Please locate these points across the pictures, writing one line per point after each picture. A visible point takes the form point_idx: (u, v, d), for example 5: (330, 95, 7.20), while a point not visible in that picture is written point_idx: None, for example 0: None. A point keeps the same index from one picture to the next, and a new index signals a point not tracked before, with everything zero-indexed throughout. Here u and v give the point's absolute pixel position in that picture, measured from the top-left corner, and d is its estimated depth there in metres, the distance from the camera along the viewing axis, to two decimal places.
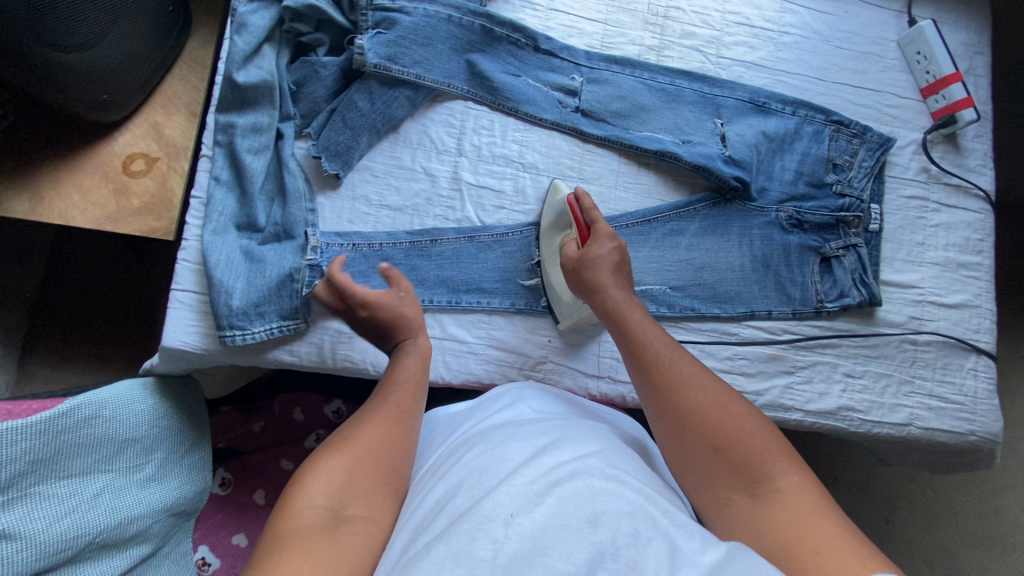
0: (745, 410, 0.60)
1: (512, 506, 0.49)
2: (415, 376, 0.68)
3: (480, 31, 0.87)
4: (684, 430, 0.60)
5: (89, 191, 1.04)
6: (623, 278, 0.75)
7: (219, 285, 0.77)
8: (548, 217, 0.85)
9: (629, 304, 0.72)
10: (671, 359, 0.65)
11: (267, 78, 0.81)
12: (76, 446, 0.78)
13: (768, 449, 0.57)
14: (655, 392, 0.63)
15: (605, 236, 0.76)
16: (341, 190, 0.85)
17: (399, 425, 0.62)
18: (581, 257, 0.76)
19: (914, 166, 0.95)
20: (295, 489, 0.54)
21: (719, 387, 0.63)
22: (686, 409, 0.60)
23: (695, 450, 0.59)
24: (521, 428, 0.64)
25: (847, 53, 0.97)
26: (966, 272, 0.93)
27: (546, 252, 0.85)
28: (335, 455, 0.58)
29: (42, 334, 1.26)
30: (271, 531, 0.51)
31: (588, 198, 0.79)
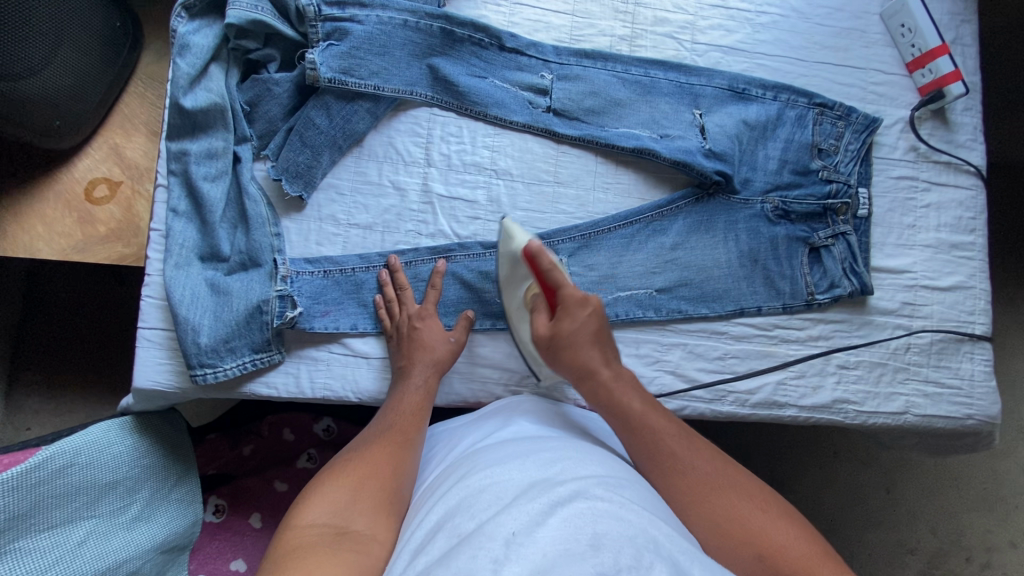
0: (775, 512, 0.60)
1: (515, 525, 0.47)
2: (417, 406, 0.72)
3: (440, 34, 0.82)
4: (707, 518, 0.59)
5: (52, 222, 1.00)
6: (604, 346, 0.74)
7: (185, 322, 0.74)
8: (503, 273, 0.81)
9: (628, 390, 0.71)
10: (696, 457, 0.64)
11: (218, 100, 0.77)
12: (52, 498, 0.75)
13: (802, 550, 0.56)
14: (669, 483, 0.63)
15: (575, 305, 0.74)
16: (307, 211, 0.82)
17: (401, 450, 0.65)
18: (559, 334, 0.73)
19: (902, 146, 0.91)
20: (297, 513, 0.56)
21: (738, 478, 0.63)
22: (706, 503, 0.60)
23: (722, 539, 0.57)
24: (522, 448, 0.62)
25: (828, 30, 0.92)
26: (959, 253, 0.90)
27: (509, 310, 0.81)
28: (340, 481, 0.59)
29: (23, 369, 1.23)
30: (272, 552, 0.51)
31: (546, 256, 0.74)
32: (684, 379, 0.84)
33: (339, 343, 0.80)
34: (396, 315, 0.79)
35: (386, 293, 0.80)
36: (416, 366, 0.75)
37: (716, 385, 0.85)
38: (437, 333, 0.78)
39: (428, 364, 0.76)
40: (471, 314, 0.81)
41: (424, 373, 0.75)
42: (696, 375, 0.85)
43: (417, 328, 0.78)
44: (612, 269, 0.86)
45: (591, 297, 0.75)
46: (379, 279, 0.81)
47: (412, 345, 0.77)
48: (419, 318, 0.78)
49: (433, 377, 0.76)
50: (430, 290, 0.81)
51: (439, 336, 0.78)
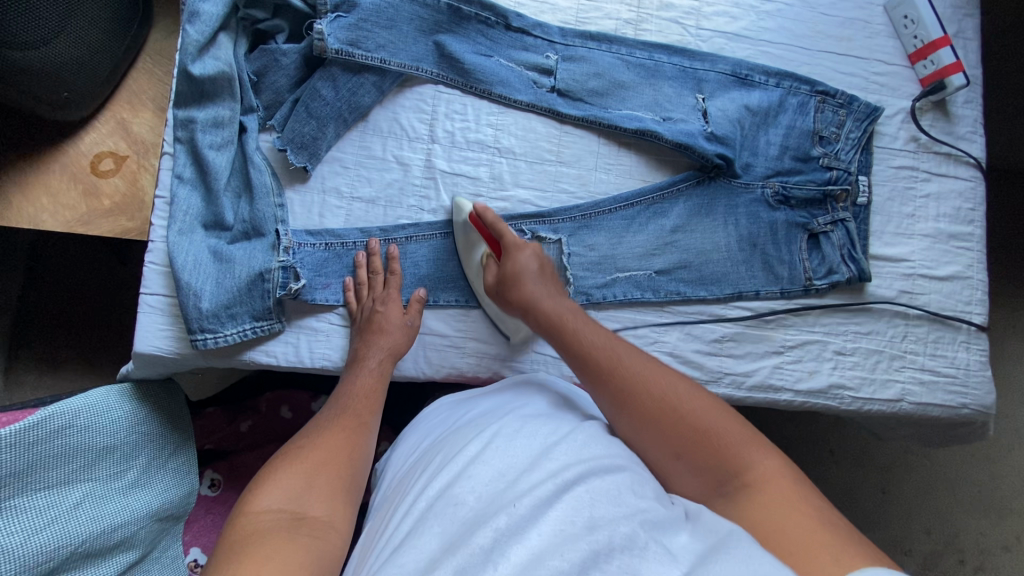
0: (703, 396, 0.61)
1: (516, 508, 0.47)
2: (370, 389, 0.72)
3: (447, 11, 0.83)
4: (641, 416, 0.60)
5: (57, 193, 1.00)
6: (549, 281, 0.78)
7: (187, 287, 0.74)
8: (459, 235, 0.83)
9: (570, 314, 0.73)
10: (625, 352, 0.66)
11: (225, 69, 0.77)
12: (52, 457, 0.76)
13: (732, 437, 0.57)
14: (600, 388, 0.64)
15: (522, 245, 0.79)
16: (311, 183, 0.83)
17: (355, 433, 0.65)
18: (507, 273, 0.77)
19: (903, 136, 0.92)
20: (251, 499, 0.54)
21: (664, 370, 0.64)
22: (642, 404, 0.60)
23: (657, 441, 0.59)
24: (508, 420, 0.61)
25: (831, 20, 0.93)
26: (957, 243, 0.91)
27: (469, 277, 0.83)
28: (294, 465, 0.59)
29: (25, 343, 1.24)
30: (225, 540, 0.50)
31: (491, 213, 0.80)
32: (681, 360, 0.85)
33: (338, 314, 0.81)
34: (363, 297, 0.80)
35: (358, 275, 0.81)
36: (370, 350, 0.76)
37: (712, 367, 0.85)
38: (396, 317, 0.78)
39: (385, 348, 0.76)
40: (422, 292, 0.82)
41: (378, 356, 0.75)
42: (693, 357, 0.85)
43: (378, 310, 0.78)
44: (612, 249, 0.87)
45: (538, 245, 0.81)
46: (355, 261, 0.81)
47: (371, 329, 0.77)
48: (380, 300, 0.79)
49: (387, 359, 0.76)
50: (390, 275, 0.81)
51: (398, 319, 0.78)
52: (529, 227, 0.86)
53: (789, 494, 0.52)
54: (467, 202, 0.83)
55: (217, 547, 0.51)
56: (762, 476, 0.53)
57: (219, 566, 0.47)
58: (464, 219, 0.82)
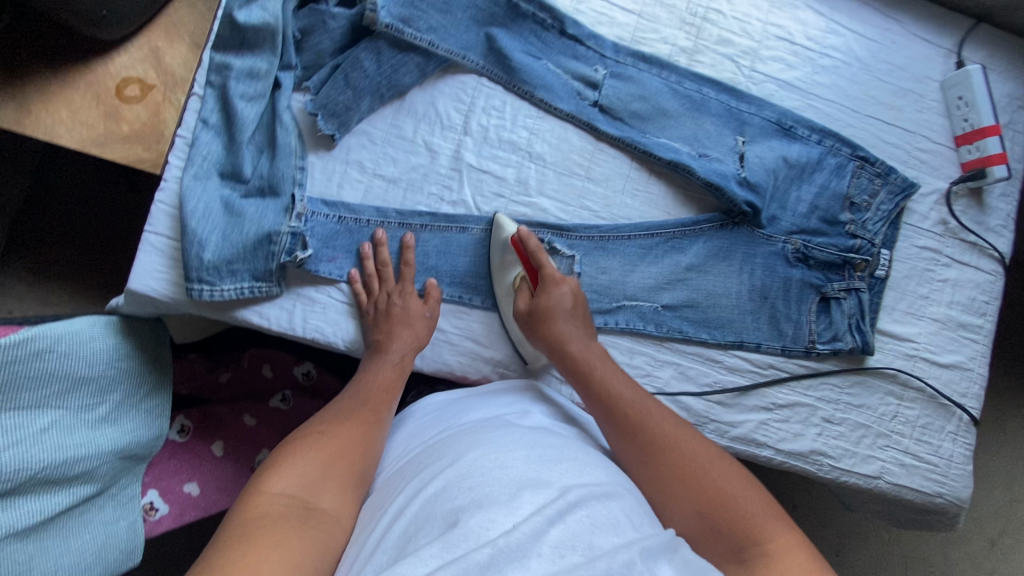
0: (730, 465, 0.61)
1: (517, 523, 0.45)
2: (389, 382, 0.71)
3: (505, 5, 0.82)
4: (664, 477, 0.60)
5: (77, 110, 0.98)
6: (579, 323, 0.78)
7: (192, 235, 0.73)
8: (494, 257, 0.82)
9: (598, 362, 0.74)
10: (654, 411, 0.66)
11: (270, 21, 0.76)
12: (27, 378, 0.75)
13: (755, 506, 0.56)
14: (626, 442, 0.64)
15: (557, 280, 0.78)
16: (336, 152, 0.81)
17: (372, 428, 0.65)
18: (541, 306, 0.76)
19: (933, 217, 0.91)
20: (264, 479, 0.55)
21: (694, 438, 0.64)
22: (663, 462, 0.61)
23: (677, 502, 0.58)
24: (516, 434, 0.60)
25: (885, 86, 0.91)
26: (965, 333, 0.90)
27: (498, 300, 0.82)
28: (311, 450, 0.59)
29: (18, 251, 1.22)
30: (236, 516, 0.50)
31: (533, 240, 0.79)
32: (670, 399, 0.84)
33: (338, 288, 0.80)
34: (375, 292, 0.79)
35: (366, 266, 0.79)
36: (393, 341, 0.75)
37: (699, 411, 0.85)
38: (416, 310, 0.78)
39: (408, 341, 0.76)
40: (435, 284, 0.81)
41: (401, 349, 0.75)
42: (683, 398, 0.85)
43: (396, 303, 0.77)
44: (623, 275, 0.86)
45: (570, 279, 0.80)
46: (361, 252, 0.79)
47: (391, 319, 0.76)
48: (396, 294, 0.77)
49: (410, 355, 0.76)
50: (405, 266, 0.80)
51: (417, 312, 0.78)
52: (545, 237, 0.84)
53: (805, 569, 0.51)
54: (507, 220, 0.82)
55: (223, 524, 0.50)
56: (781, 547, 0.53)
57: (226, 544, 0.46)
58: (504, 239, 0.81)
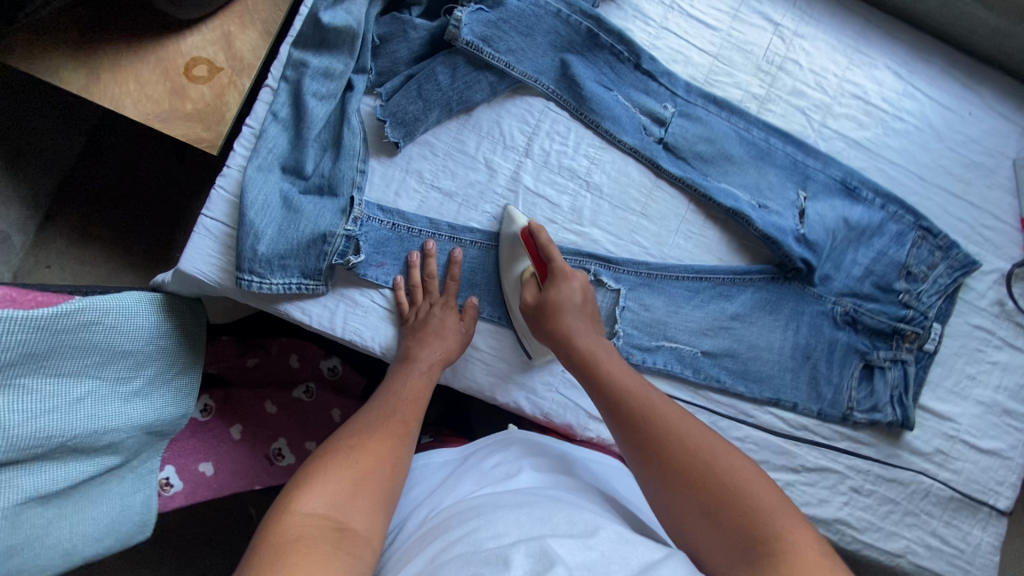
0: (737, 457, 0.57)
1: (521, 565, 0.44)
2: (418, 393, 0.71)
3: (584, 34, 0.82)
4: (667, 477, 0.56)
5: (145, 84, 1.00)
6: (588, 319, 0.75)
7: (250, 226, 0.74)
8: (505, 250, 0.81)
9: (606, 355, 0.70)
10: (659, 405, 0.63)
11: (353, 25, 0.77)
12: (70, 347, 0.75)
13: (768, 504, 0.52)
14: (630, 439, 0.61)
15: (568, 275, 0.75)
16: (397, 159, 0.82)
17: (401, 443, 0.63)
18: (547, 301, 0.74)
19: (990, 296, 0.88)
20: (294, 498, 0.54)
21: (702, 429, 0.60)
22: (667, 457, 0.57)
23: (682, 500, 0.55)
24: (513, 497, 0.58)
25: (957, 158, 0.89)
26: (1011, 420, 0.86)
27: (505, 291, 0.81)
28: (340, 467, 0.58)
29: (63, 210, 1.23)
30: (268, 536, 0.49)
31: (543, 233, 0.77)
32: None
33: (382, 295, 0.80)
34: (418, 301, 0.79)
35: (410, 276, 0.80)
36: (424, 351, 0.75)
37: None
38: (453, 324, 0.78)
39: (437, 352, 0.75)
40: (475, 301, 0.81)
41: (430, 358, 0.74)
42: None
43: (435, 314, 0.77)
44: (666, 316, 0.85)
45: (585, 278, 0.77)
46: (409, 260, 0.80)
47: (427, 333, 0.76)
48: (438, 306, 0.78)
49: (438, 364, 0.75)
50: (450, 281, 0.80)
51: (454, 326, 0.78)
52: (593, 268, 0.83)
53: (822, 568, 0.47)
54: (521, 215, 0.81)
55: (253, 545, 0.49)
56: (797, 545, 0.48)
57: (260, 567, 0.46)
58: (515, 232, 0.80)
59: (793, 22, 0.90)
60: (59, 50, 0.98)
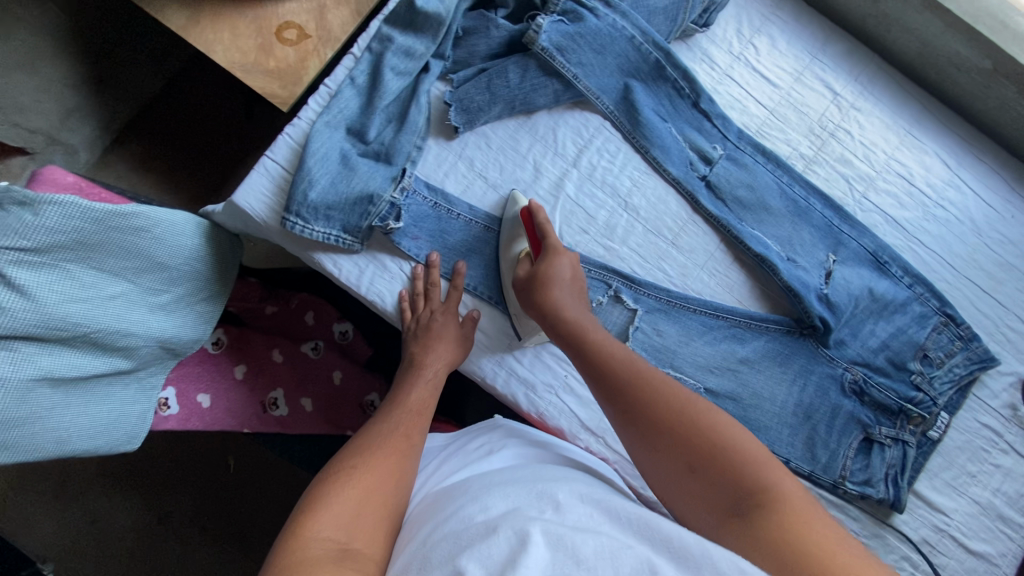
0: (721, 416, 0.59)
1: (507, 533, 0.44)
2: (422, 406, 0.72)
3: (652, 64, 0.86)
4: (657, 445, 0.58)
5: (238, 35, 1.07)
6: (577, 294, 0.77)
7: (307, 172, 0.79)
8: (504, 226, 0.84)
9: (593, 327, 0.72)
10: (643, 373, 0.64)
11: (442, 14, 0.82)
12: (119, 246, 0.79)
13: (755, 458, 0.54)
14: (617, 407, 0.63)
15: (558, 250, 0.78)
16: (453, 143, 0.87)
17: (403, 457, 0.64)
18: (537, 275, 0.76)
19: (1003, 398, 0.87)
20: (300, 523, 0.53)
21: (685, 393, 0.62)
22: (654, 422, 0.59)
23: (671, 461, 0.57)
24: (496, 475, 0.59)
25: (991, 255, 0.90)
26: (1004, 527, 0.84)
27: (502, 268, 0.84)
28: (345, 490, 0.57)
29: (131, 137, 1.32)
30: (277, 563, 0.49)
31: (540, 212, 0.79)
32: None
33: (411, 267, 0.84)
34: (419, 309, 0.81)
35: (414, 286, 0.82)
36: (430, 362, 0.77)
37: None
38: (454, 332, 0.80)
39: (440, 359, 0.77)
40: (475, 314, 0.82)
41: (433, 369, 0.77)
42: None
43: (436, 320, 0.79)
44: (676, 345, 0.86)
45: (574, 254, 0.79)
46: (413, 272, 0.82)
47: (427, 337, 0.78)
48: (439, 313, 0.80)
49: (440, 376, 0.77)
50: (453, 290, 0.82)
51: (455, 338, 0.80)
52: (615, 284, 0.86)
53: (811, 515, 0.49)
54: (522, 197, 0.85)
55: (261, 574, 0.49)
56: (784, 494, 0.51)
57: None
58: (516, 212, 0.83)
59: (852, 94, 0.94)
60: None
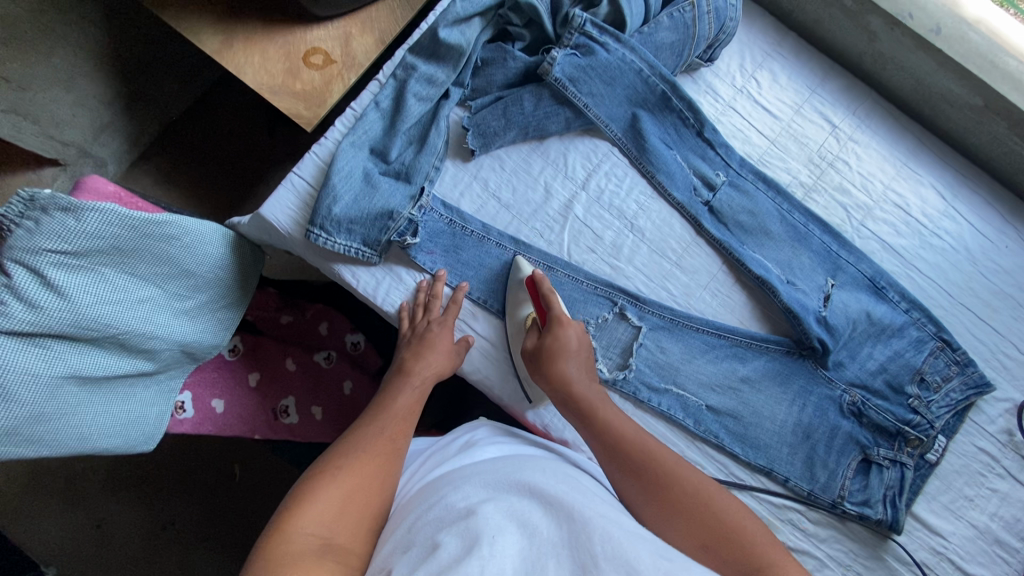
0: (727, 499, 0.62)
1: (483, 528, 0.49)
2: (409, 410, 0.75)
3: (659, 95, 0.91)
4: (672, 520, 0.61)
5: (268, 60, 1.14)
6: (586, 366, 0.79)
7: (331, 188, 0.83)
8: (509, 297, 0.86)
9: (598, 399, 0.74)
10: (654, 450, 0.67)
11: (463, 45, 0.88)
12: (151, 253, 0.84)
13: (764, 542, 0.57)
14: (631, 480, 0.65)
15: (568, 323, 0.80)
16: (470, 165, 0.92)
17: (388, 457, 0.66)
18: (545, 347, 0.78)
19: (1000, 423, 0.88)
20: (286, 517, 0.57)
21: (695, 474, 0.65)
22: (669, 500, 0.62)
23: (684, 538, 0.59)
24: (480, 466, 0.63)
25: (986, 283, 0.93)
26: (1002, 552, 0.84)
27: (509, 336, 0.86)
28: (328, 487, 0.61)
29: (159, 152, 1.39)
30: (260, 555, 0.53)
31: (546, 282, 0.82)
32: None
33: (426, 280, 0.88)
34: (418, 317, 0.84)
35: (418, 297, 0.86)
36: (419, 370, 0.79)
37: None
38: (448, 340, 0.82)
39: (431, 368, 0.80)
40: (470, 340, 0.84)
41: (423, 377, 0.79)
42: None
43: (432, 330, 0.82)
44: (679, 363, 0.88)
45: (581, 324, 0.82)
46: (418, 284, 0.86)
47: (421, 345, 0.81)
48: (436, 323, 0.83)
49: (430, 382, 0.79)
50: (452, 304, 0.85)
51: (448, 346, 0.82)
52: (620, 302, 0.89)
53: None
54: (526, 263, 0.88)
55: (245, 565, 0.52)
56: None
57: None
58: (520, 279, 0.86)
59: (850, 127, 0.98)
60: (203, 17, 1.14)
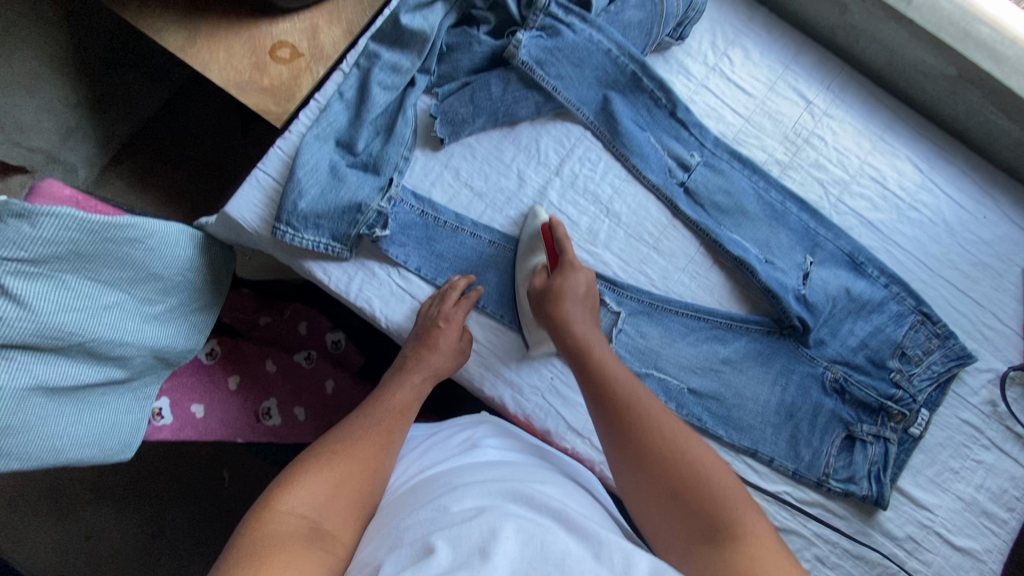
0: (706, 447, 0.61)
1: (478, 538, 0.48)
2: (405, 404, 0.74)
3: (629, 76, 0.90)
4: (640, 460, 0.61)
5: (233, 55, 1.11)
6: (588, 310, 0.79)
7: (297, 183, 0.81)
8: (522, 244, 0.87)
9: (593, 340, 0.75)
10: (642, 394, 0.66)
11: (426, 30, 0.86)
12: (116, 257, 0.81)
13: (734, 494, 0.56)
14: (610, 417, 0.65)
15: (574, 267, 0.80)
16: (440, 154, 0.90)
17: (381, 448, 0.66)
18: (553, 287, 0.78)
19: (983, 395, 0.88)
20: (278, 495, 0.57)
21: (676, 420, 0.64)
22: (646, 443, 0.61)
23: (652, 480, 0.59)
24: (478, 471, 0.62)
25: (965, 255, 0.92)
26: (987, 522, 0.84)
27: (516, 280, 0.86)
28: (320, 471, 0.61)
29: (131, 156, 1.35)
30: (249, 530, 0.53)
31: (561, 229, 0.81)
32: None
33: (399, 272, 0.86)
34: (432, 307, 0.82)
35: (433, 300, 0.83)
36: (418, 365, 0.77)
37: None
38: (453, 340, 0.79)
39: (435, 366, 0.78)
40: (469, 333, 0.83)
41: (421, 374, 0.77)
42: None
43: (440, 324, 0.79)
44: (659, 347, 0.87)
45: (590, 272, 0.81)
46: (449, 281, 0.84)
47: (423, 343, 0.78)
48: (445, 316, 0.80)
49: (431, 379, 0.78)
50: (465, 299, 0.82)
51: (453, 347, 0.79)
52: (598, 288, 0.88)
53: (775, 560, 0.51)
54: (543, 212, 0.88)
55: (232, 539, 0.53)
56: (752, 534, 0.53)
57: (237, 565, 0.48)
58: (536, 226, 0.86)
59: (824, 102, 0.97)
60: (164, 13, 1.11)
